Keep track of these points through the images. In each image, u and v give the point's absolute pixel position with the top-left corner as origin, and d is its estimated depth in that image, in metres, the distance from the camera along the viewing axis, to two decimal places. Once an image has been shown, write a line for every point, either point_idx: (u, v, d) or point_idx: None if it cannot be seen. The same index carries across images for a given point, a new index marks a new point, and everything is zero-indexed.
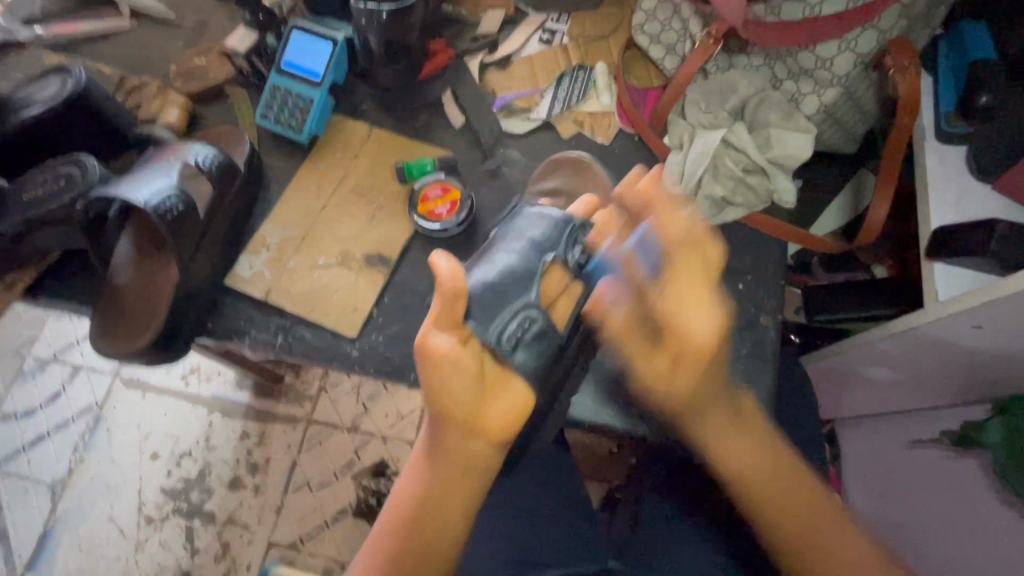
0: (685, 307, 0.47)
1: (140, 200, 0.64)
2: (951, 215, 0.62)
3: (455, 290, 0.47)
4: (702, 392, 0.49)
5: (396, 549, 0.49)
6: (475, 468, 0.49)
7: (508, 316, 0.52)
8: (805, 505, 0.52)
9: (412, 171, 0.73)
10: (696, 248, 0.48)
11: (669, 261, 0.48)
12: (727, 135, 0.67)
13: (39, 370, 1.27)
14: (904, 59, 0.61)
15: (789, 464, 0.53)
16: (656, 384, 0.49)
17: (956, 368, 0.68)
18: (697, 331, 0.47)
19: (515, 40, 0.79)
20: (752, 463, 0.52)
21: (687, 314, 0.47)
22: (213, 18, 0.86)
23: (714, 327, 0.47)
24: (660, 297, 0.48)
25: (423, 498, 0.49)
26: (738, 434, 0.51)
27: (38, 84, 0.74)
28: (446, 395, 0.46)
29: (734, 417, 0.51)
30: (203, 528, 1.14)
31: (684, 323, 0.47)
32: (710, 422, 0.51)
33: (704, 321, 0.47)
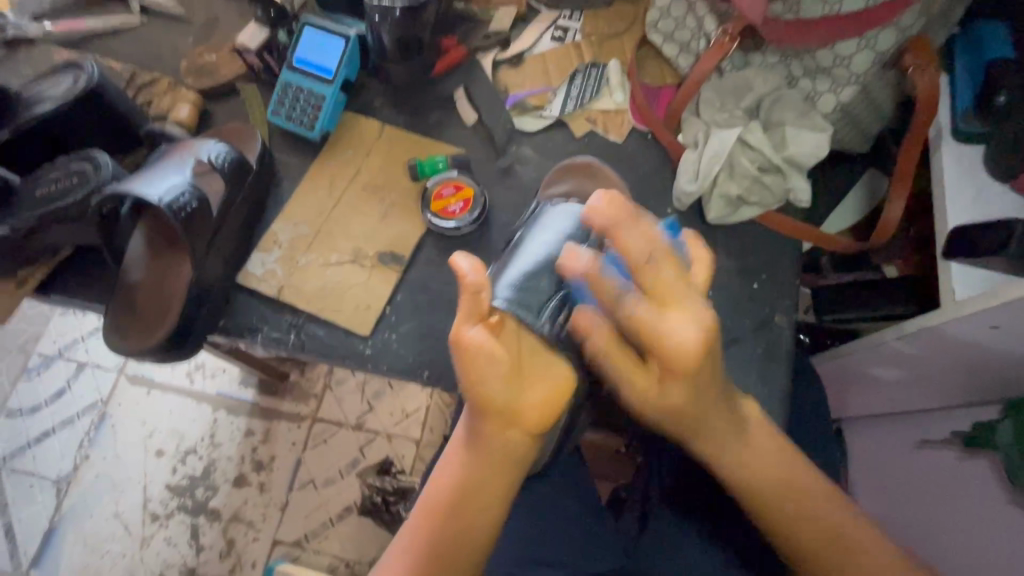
0: (664, 312, 0.42)
1: (154, 197, 0.64)
2: (968, 215, 0.62)
3: (478, 283, 0.44)
4: (694, 404, 0.47)
5: (430, 536, 0.51)
6: (513, 458, 0.49)
7: (539, 297, 0.53)
8: (815, 507, 0.51)
9: (424, 169, 0.73)
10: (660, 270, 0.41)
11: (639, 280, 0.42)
12: (743, 133, 0.66)
13: (44, 366, 1.27)
14: (923, 58, 0.61)
15: (801, 466, 0.52)
16: (652, 401, 0.47)
17: (969, 368, 0.68)
18: (674, 341, 0.42)
19: (527, 37, 0.79)
20: (762, 463, 0.51)
21: (669, 323, 0.41)
22: (224, 13, 0.86)
23: (708, 326, 0.42)
24: (637, 309, 0.42)
25: (458, 486, 0.50)
26: (741, 442, 0.51)
27: (49, 80, 0.74)
28: (483, 386, 0.45)
29: (735, 423, 0.50)
30: (208, 525, 1.14)
31: (665, 328, 0.42)
32: (712, 433, 0.50)
33: (683, 329, 0.41)
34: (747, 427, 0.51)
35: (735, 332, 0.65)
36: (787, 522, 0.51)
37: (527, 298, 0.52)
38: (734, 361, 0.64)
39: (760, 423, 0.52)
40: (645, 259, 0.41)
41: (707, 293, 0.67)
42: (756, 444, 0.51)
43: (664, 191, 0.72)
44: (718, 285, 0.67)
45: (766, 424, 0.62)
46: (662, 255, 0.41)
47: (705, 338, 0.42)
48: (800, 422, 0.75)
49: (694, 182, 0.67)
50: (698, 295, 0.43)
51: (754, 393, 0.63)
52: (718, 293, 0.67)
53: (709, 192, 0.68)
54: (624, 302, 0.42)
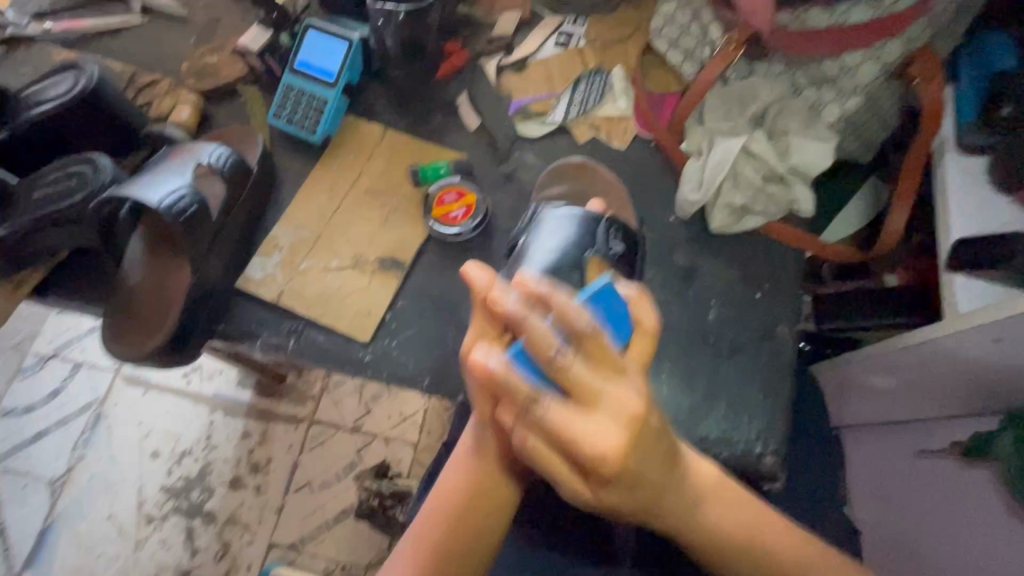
0: (581, 411, 0.38)
1: (154, 200, 0.64)
2: (970, 227, 0.62)
3: (491, 298, 0.43)
4: (643, 488, 0.42)
5: (433, 551, 0.49)
6: (521, 461, 0.51)
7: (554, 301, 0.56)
8: (783, 560, 0.47)
9: (427, 173, 0.72)
10: (586, 346, 0.38)
11: (558, 375, 0.38)
12: (747, 142, 0.66)
13: (39, 366, 1.26)
14: (931, 69, 0.61)
15: (767, 523, 0.47)
16: (584, 488, 0.42)
17: (972, 379, 0.67)
18: (597, 442, 0.38)
19: (531, 42, 0.78)
20: (718, 530, 0.46)
21: (582, 427, 0.38)
22: (225, 14, 0.85)
23: (634, 415, 0.38)
24: (555, 411, 0.38)
25: (468, 487, 0.51)
26: (698, 513, 0.45)
27: (49, 80, 0.73)
28: (497, 393, 0.48)
29: (687, 495, 0.45)
30: (203, 527, 1.13)
31: (584, 434, 0.38)
32: (669, 507, 0.44)
33: (597, 431, 0.38)
34: (701, 495, 0.45)
35: (737, 341, 0.65)
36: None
37: None
38: (737, 370, 0.64)
39: (716, 485, 0.46)
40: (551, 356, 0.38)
41: (710, 302, 0.67)
42: (712, 513, 0.46)
43: (667, 198, 0.71)
44: (721, 295, 0.67)
45: (767, 434, 0.62)
46: (579, 337, 0.38)
47: (631, 431, 0.38)
48: (801, 431, 0.75)
49: (698, 190, 0.67)
50: (625, 376, 0.39)
51: (756, 403, 0.63)
52: (720, 302, 0.67)
53: (713, 201, 0.67)
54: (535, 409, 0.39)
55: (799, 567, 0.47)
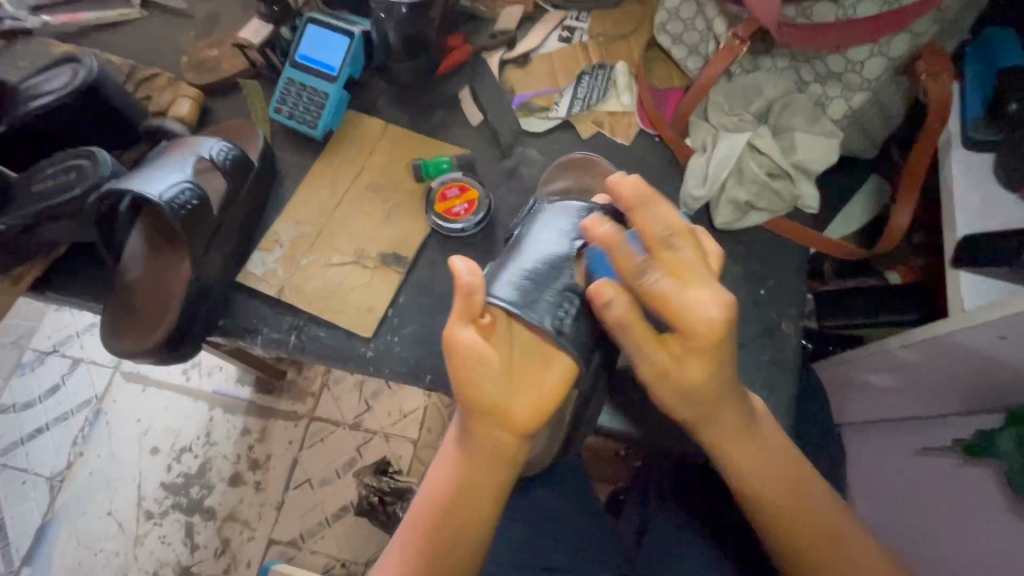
0: (682, 286, 0.43)
1: (154, 194, 0.63)
2: (976, 224, 0.61)
3: (471, 284, 0.46)
4: (716, 392, 0.46)
5: (422, 538, 0.50)
6: (505, 460, 0.49)
7: (544, 294, 0.52)
8: (807, 496, 0.51)
9: (429, 169, 0.72)
10: (688, 238, 0.43)
11: (663, 247, 0.43)
12: (752, 138, 0.65)
13: (38, 361, 1.25)
14: (938, 64, 0.60)
15: (795, 466, 0.51)
16: (661, 384, 0.46)
17: (976, 376, 0.67)
18: (701, 317, 0.42)
19: (534, 37, 0.78)
20: (763, 461, 0.50)
21: (684, 296, 0.42)
22: (226, 8, 0.84)
23: (729, 302, 0.42)
24: (661, 278, 0.42)
25: (454, 484, 0.49)
26: (753, 440, 0.50)
27: (47, 73, 0.73)
28: (473, 382, 0.46)
29: (750, 415, 0.50)
30: (203, 523, 1.13)
31: (686, 303, 0.42)
32: (729, 421, 0.48)
33: (702, 306, 0.42)
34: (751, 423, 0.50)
35: (740, 338, 0.65)
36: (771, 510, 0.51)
37: (530, 296, 0.52)
38: (741, 367, 0.64)
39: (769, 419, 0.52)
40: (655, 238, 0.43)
41: None
42: (759, 445, 0.50)
43: (671, 194, 0.71)
44: (725, 292, 0.67)
45: None
46: (678, 230, 0.44)
47: (724, 313, 0.42)
48: (803, 430, 0.75)
49: (703, 186, 0.67)
50: (712, 276, 0.44)
51: (759, 400, 0.63)
52: None
53: (718, 196, 0.67)
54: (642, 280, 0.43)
55: (823, 513, 0.51)
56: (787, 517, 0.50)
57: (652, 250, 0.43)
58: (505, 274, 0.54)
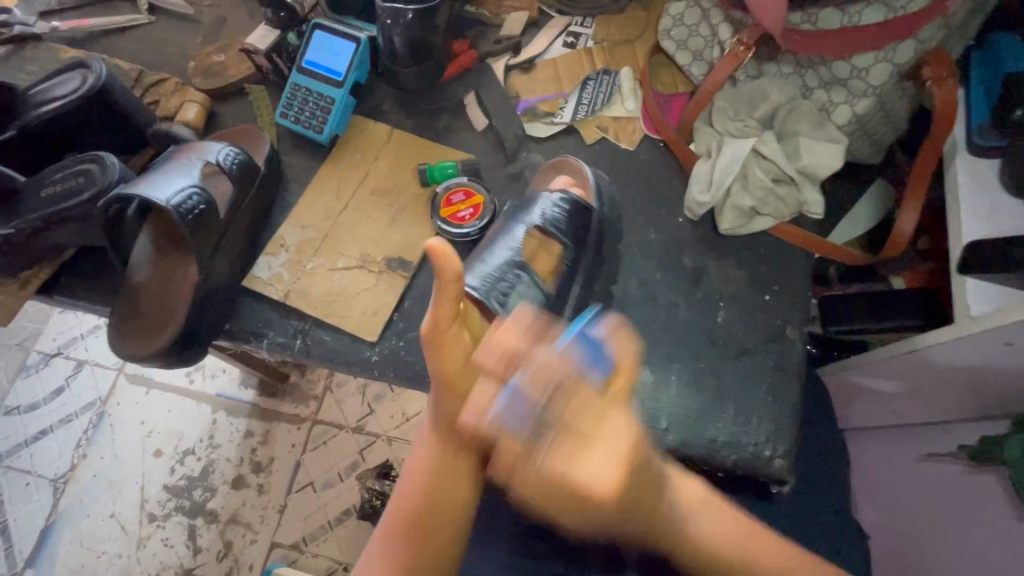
0: (575, 452, 0.40)
1: (162, 198, 0.63)
2: (983, 229, 0.61)
3: (453, 271, 0.48)
4: (636, 506, 0.45)
5: (410, 507, 0.56)
6: (480, 436, 0.57)
7: (499, 277, 0.62)
8: (764, 559, 0.50)
9: (434, 173, 0.72)
10: (575, 391, 0.41)
11: (545, 412, 0.40)
12: (757, 144, 0.66)
13: (43, 363, 1.26)
14: (943, 71, 0.60)
15: (744, 529, 0.51)
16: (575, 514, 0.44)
17: (982, 382, 0.67)
18: (597, 483, 0.40)
19: (539, 42, 0.78)
20: (699, 539, 0.50)
21: (582, 471, 0.40)
22: (233, 13, 0.85)
23: (629, 452, 0.41)
24: (555, 454, 0.40)
25: (435, 467, 0.56)
26: (688, 521, 0.49)
27: (56, 78, 0.73)
28: (453, 372, 0.53)
29: (676, 502, 0.49)
30: (205, 526, 1.13)
31: (583, 473, 0.40)
32: (663, 510, 0.48)
33: (597, 478, 0.40)
34: (681, 507, 0.49)
35: (746, 343, 0.65)
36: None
37: (490, 282, 0.61)
38: (746, 372, 0.64)
39: (700, 497, 0.50)
40: (553, 388, 0.40)
41: (719, 304, 0.66)
42: (696, 523, 0.50)
43: (675, 199, 0.71)
44: (730, 297, 0.67)
45: (776, 437, 0.62)
46: (569, 381, 0.41)
47: (622, 468, 0.40)
48: (808, 435, 0.74)
49: (708, 191, 0.67)
50: (615, 409, 0.41)
51: (764, 406, 0.62)
52: (729, 304, 0.66)
53: (723, 202, 0.67)
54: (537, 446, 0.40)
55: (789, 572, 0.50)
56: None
57: (537, 411, 0.40)
58: (474, 269, 0.62)
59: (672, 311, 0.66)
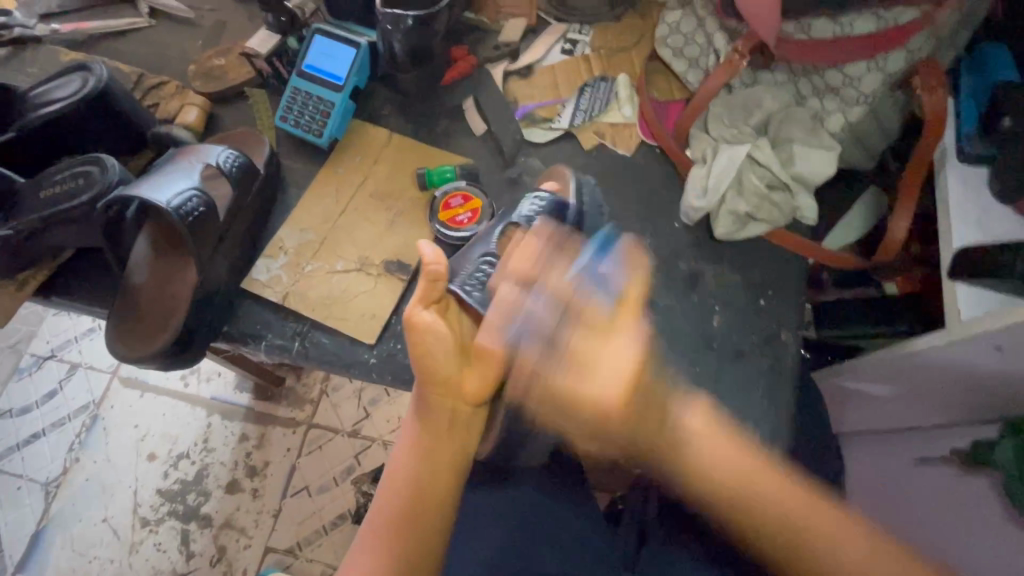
0: (598, 341, 0.54)
1: (162, 201, 0.64)
2: (973, 235, 0.62)
3: (437, 271, 0.58)
4: (635, 413, 0.53)
5: (396, 497, 0.58)
6: (456, 426, 0.60)
7: (469, 266, 0.62)
8: (765, 488, 0.53)
9: (433, 177, 0.72)
10: (586, 322, 0.54)
11: (569, 313, 0.55)
12: (752, 150, 0.66)
13: (36, 366, 1.25)
14: (933, 80, 0.61)
15: (758, 468, 0.53)
16: (590, 421, 0.55)
17: (971, 386, 0.68)
18: (605, 397, 0.53)
19: (537, 49, 0.79)
20: (708, 475, 0.54)
21: (592, 386, 0.53)
22: (232, 18, 0.86)
23: (625, 371, 0.52)
24: (559, 374, 0.54)
25: (417, 457, 0.59)
26: (679, 447, 0.55)
27: (57, 80, 0.74)
28: (429, 357, 0.57)
29: (677, 434, 0.55)
30: (199, 531, 1.12)
31: (587, 393, 0.53)
32: (650, 436, 0.55)
33: (601, 388, 0.53)
34: (693, 433, 0.55)
35: (741, 347, 0.65)
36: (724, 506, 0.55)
37: (462, 270, 0.62)
38: (740, 377, 0.64)
39: (701, 427, 0.55)
40: (566, 303, 0.55)
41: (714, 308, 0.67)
42: (704, 446, 0.54)
43: (671, 205, 0.72)
44: (725, 300, 0.67)
45: (772, 440, 0.62)
46: (574, 305, 0.55)
47: (625, 383, 0.52)
48: (803, 440, 0.75)
49: (703, 197, 0.67)
50: (628, 319, 0.54)
51: (759, 410, 0.63)
52: (725, 308, 0.67)
53: (718, 207, 0.68)
54: (558, 335, 0.54)
55: (794, 512, 0.52)
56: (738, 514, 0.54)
57: (565, 312, 0.55)
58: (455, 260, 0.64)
59: (668, 314, 0.67)
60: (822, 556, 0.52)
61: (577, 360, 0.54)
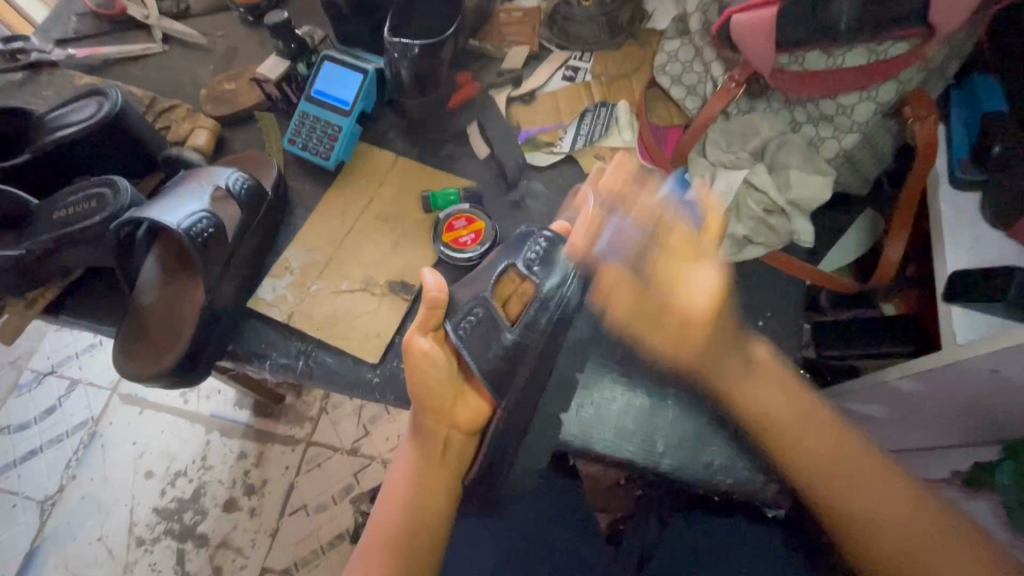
0: (691, 266, 0.58)
1: (173, 223, 0.65)
2: (966, 259, 0.64)
3: (435, 297, 0.58)
4: (712, 347, 0.58)
5: (399, 519, 0.57)
6: (449, 454, 0.60)
7: (465, 307, 0.59)
8: (813, 443, 0.55)
9: (437, 201, 0.74)
10: (675, 229, 0.58)
11: (649, 251, 0.57)
12: (749, 175, 0.68)
13: (36, 382, 1.26)
14: (924, 110, 0.64)
15: (809, 403, 0.57)
16: (669, 347, 0.60)
17: (966, 409, 0.68)
18: (691, 289, 0.57)
19: (538, 76, 0.81)
20: (757, 394, 0.58)
21: (689, 281, 0.57)
22: (243, 43, 0.88)
23: (715, 286, 0.57)
24: (659, 266, 0.57)
25: (411, 480, 0.59)
26: (744, 376, 0.58)
27: (72, 105, 0.75)
28: (426, 383, 0.58)
29: (747, 363, 0.59)
30: (195, 551, 1.12)
31: (676, 280, 0.57)
32: (728, 376, 0.59)
33: (704, 277, 0.57)
34: (754, 368, 0.59)
35: None
36: (786, 456, 0.56)
37: (462, 309, 0.60)
38: None
39: (762, 360, 0.59)
40: (654, 223, 0.58)
41: None
42: (765, 387, 0.58)
43: None
44: None
45: None
46: (660, 215, 0.58)
47: (714, 297, 0.57)
48: None
49: None
50: (709, 243, 0.59)
51: None
52: None
53: None
54: (642, 281, 0.57)
55: (869, 485, 0.53)
56: (800, 464, 0.55)
57: (650, 238, 0.58)
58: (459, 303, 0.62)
59: None
60: (846, 506, 0.53)
61: (675, 306, 0.57)
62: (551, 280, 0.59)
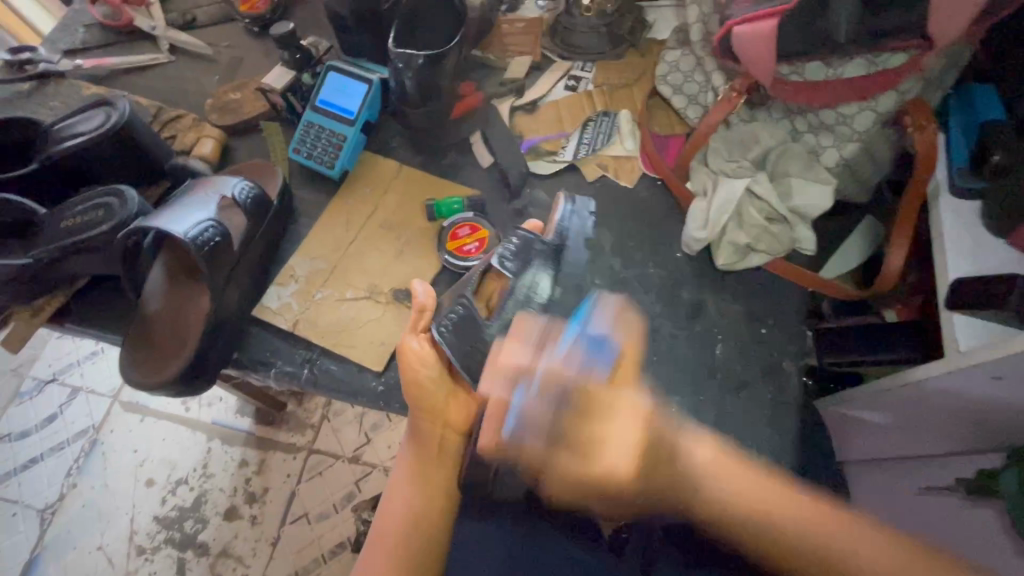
0: (613, 393, 0.49)
1: (180, 232, 0.65)
2: (967, 266, 0.64)
3: (423, 302, 0.62)
4: (655, 485, 0.50)
5: (402, 520, 0.59)
6: (446, 454, 0.62)
7: (447, 309, 0.61)
8: (785, 517, 0.48)
9: (441, 209, 0.75)
10: (597, 419, 0.49)
11: (568, 428, 0.49)
12: (751, 184, 0.69)
13: (38, 390, 1.26)
14: (923, 119, 0.64)
15: (766, 494, 0.49)
16: (593, 495, 0.52)
17: (968, 417, 0.69)
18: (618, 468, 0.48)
19: (541, 86, 0.82)
20: (714, 498, 0.49)
21: (605, 457, 0.48)
22: (249, 54, 0.89)
23: (644, 413, 0.48)
24: (567, 464, 0.49)
25: (411, 482, 0.60)
26: (684, 480, 0.50)
27: (79, 115, 0.76)
28: (420, 386, 0.60)
29: (683, 464, 0.50)
30: (195, 560, 1.11)
31: (600, 468, 0.48)
32: (682, 485, 0.50)
33: (627, 425, 0.48)
34: (701, 473, 0.50)
35: (745, 377, 0.67)
36: (767, 554, 0.49)
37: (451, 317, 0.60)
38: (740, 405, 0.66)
39: (708, 461, 0.50)
40: (561, 396, 0.49)
41: (717, 338, 0.68)
42: (714, 487, 0.49)
43: (673, 236, 0.74)
44: (727, 330, 0.69)
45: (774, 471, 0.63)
46: (570, 389, 0.49)
47: (638, 438, 0.48)
48: None
49: (704, 229, 0.69)
50: (624, 388, 0.50)
51: (761, 436, 0.64)
52: (726, 339, 0.68)
53: (719, 239, 0.70)
54: (556, 460, 0.49)
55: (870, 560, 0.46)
56: (764, 552, 0.50)
57: (550, 445, 0.49)
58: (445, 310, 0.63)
59: (672, 343, 0.68)
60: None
61: (586, 441, 0.48)
62: (524, 277, 0.60)
